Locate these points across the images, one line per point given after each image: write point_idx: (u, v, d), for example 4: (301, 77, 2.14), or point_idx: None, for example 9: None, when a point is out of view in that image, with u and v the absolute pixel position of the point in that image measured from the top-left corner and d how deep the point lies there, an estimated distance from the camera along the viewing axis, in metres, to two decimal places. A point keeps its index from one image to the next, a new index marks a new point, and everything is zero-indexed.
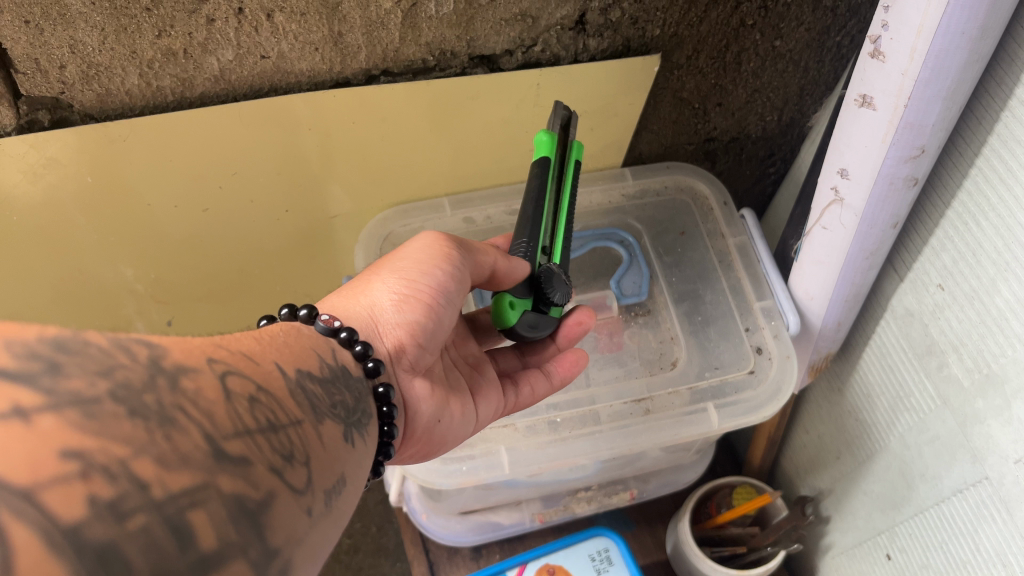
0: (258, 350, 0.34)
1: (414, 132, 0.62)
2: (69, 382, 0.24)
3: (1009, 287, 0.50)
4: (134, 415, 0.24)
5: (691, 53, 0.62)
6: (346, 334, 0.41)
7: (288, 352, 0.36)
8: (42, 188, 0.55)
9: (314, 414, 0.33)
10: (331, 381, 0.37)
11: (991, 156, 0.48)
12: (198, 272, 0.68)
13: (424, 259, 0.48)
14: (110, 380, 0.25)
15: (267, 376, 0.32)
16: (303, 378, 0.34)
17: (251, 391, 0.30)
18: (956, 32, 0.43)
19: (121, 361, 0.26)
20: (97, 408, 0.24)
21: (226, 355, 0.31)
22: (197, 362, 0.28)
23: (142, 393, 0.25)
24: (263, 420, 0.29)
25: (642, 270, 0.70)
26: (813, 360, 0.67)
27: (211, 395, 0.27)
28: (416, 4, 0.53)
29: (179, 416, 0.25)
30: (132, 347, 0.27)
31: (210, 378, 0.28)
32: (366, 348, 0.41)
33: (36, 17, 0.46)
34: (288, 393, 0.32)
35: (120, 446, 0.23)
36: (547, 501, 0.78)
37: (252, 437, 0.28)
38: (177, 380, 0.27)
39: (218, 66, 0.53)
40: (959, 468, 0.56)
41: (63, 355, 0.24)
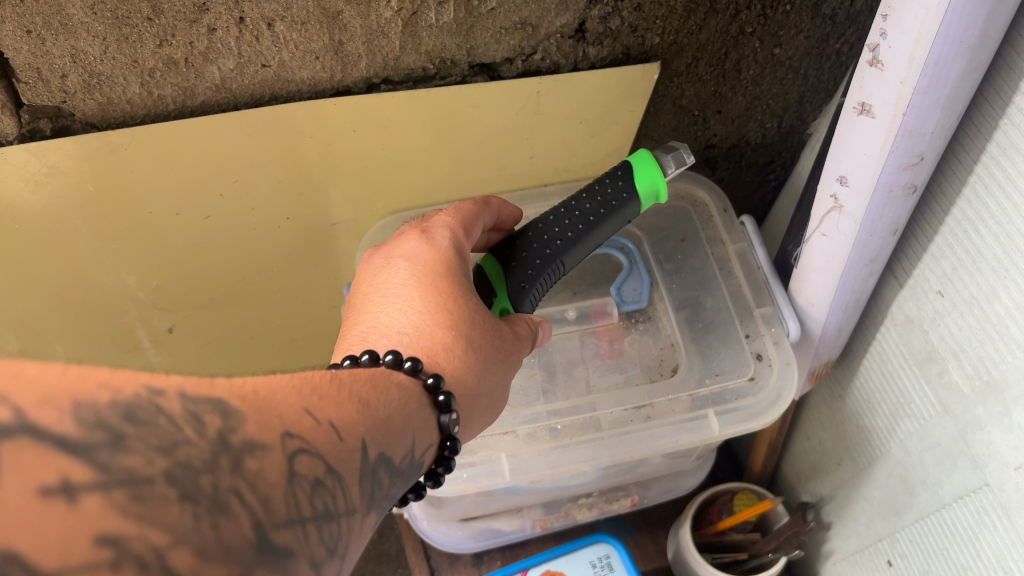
0: (353, 419, 0.34)
1: (415, 140, 0.62)
2: (127, 459, 0.25)
3: (1008, 294, 0.50)
4: (184, 498, 0.25)
5: (691, 60, 0.63)
6: (432, 380, 0.41)
7: (384, 428, 0.35)
8: (45, 197, 0.55)
9: (366, 502, 0.33)
10: (401, 472, 0.37)
11: (990, 163, 0.48)
12: (199, 279, 0.68)
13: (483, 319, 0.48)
14: (169, 458, 0.26)
15: (326, 429, 0.32)
16: (381, 463, 0.34)
17: (319, 474, 0.30)
18: (954, 40, 0.43)
19: (185, 437, 0.27)
20: (147, 490, 0.25)
21: (306, 428, 0.31)
22: (269, 439, 0.29)
23: (199, 474, 0.26)
24: (319, 507, 0.30)
25: (642, 277, 0.69)
26: (813, 366, 0.67)
27: (272, 478, 0.28)
28: (417, 12, 0.53)
29: (231, 503, 0.26)
30: (205, 417, 0.28)
31: (276, 460, 0.29)
32: (448, 399, 0.41)
33: (38, 27, 0.47)
34: (356, 477, 0.33)
35: (160, 534, 0.24)
36: (547, 508, 0.77)
37: (303, 526, 0.29)
38: (240, 461, 0.28)
39: (219, 76, 0.54)
40: (960, 475, 0.56)
41: (130, 428, 0.26)
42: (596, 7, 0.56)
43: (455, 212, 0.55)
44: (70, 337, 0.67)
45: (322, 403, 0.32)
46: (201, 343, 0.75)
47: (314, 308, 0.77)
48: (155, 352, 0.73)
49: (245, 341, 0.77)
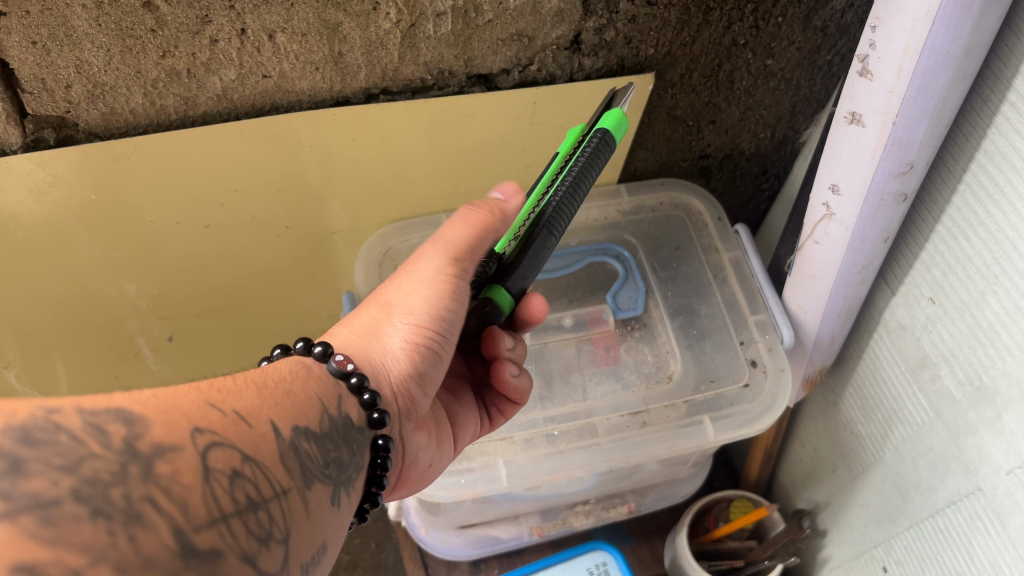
0: (256, 405, 0.34)
1: (410, 150, 0.63)
2: (30, 484, 0.25)
3: (998, 299, 0.50)
4: (96, 515, 0.25)
5: (684, 71, 0.64)
6: (356, 380, 0.41)
7: (290, 403, 0.36)
8: (47, 206, 0.56)
9: (303, 479, 0.34)
10: (328, 436, 0.37)
11: (978, 171, 0.49)
12: (199, 288, 0.69)
13: (430, 289, 0.46)
14: (74, 476, 0.26)
15: (260, 442, 0.33)
16: (298, 437, 0.35)
17: (235, 464, 0.31)
18: (941, 51, 0.44)
19: (90, 451, 0.27)
20: (56, 511, 0.24)
21: (214, 420, 0.31)
22: (179, 440, 0.29)
23: (109, 488, 0.26)
24: (243, 499, 0.30)
25: (637, 285, 0.70)
26: (807, 373, 0.68)
27: (186, 480, 0.28)
28: (415, 24, 0.54)
29: (148, 510, 0.26)
30: (107, 428, 0.28)
31: (189, 457, 0.29)
32: (382, 416, 0.41)
33: (43, 38, 0.47)
34: (277, 461, 0.33)
35: (76, 555, 0.24)
36: (545, 515, 0.78)
37: (228, 524, 0.29)
38: (151, 467, 0.27)
39: (220, 86, 0.54)
40: (952, 481, 0.56)
41: (28, 450, 0.26)
42: (592, 19, 0.57)
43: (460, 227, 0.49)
44: (68, 347, 0.68)
45: (223, 395, 0.33)
46: (203, 351, 0.75)
47: (313, 317, 0.78)
48: (155, 360, 0.73)
49: (245, 349, 0.77)
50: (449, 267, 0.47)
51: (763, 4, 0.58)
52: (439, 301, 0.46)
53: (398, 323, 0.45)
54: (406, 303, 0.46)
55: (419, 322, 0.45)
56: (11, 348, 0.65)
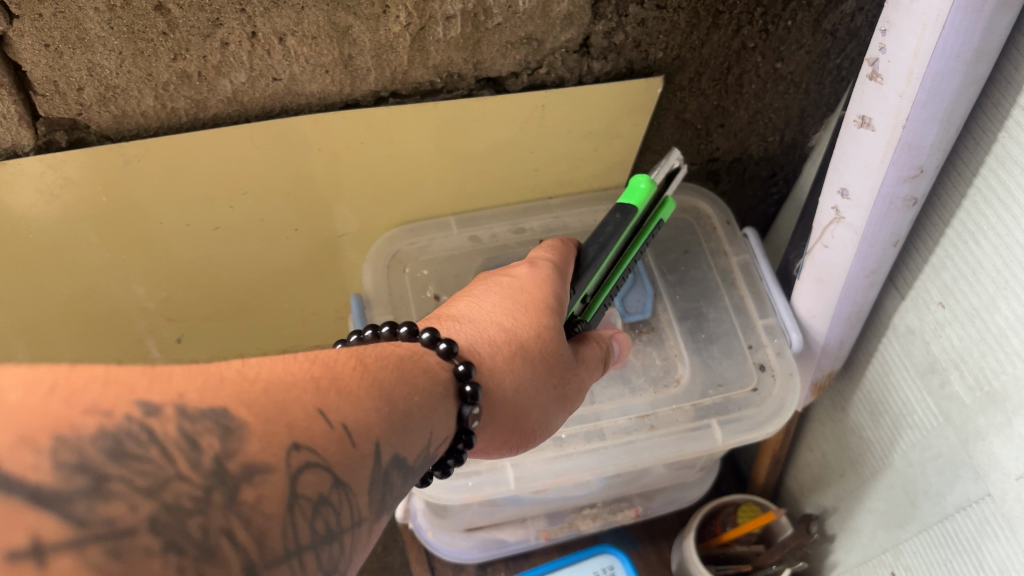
0: (366, 412, 0.32)
1: (420, 154, 0.63)
2: (107, 508, 0.24)
3: (1009, 305, 0.50)
4: (168, 550, 0.24)
5: (694, 75, 0.64)
6: (463, 368, 0.40)
7: (402, 424, 0.34)
8: (59, 208, 0.56)
9: (379, 507, 0.33)
10: (414, 467, 0.36)
11: (989, 175, 0.49)
12: (209, 290, 0.69)
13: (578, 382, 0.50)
14: (155, 502, 0.25)
15: (355, 464, 0.31)
16: (394, 464, 0.33)
17: (324, 492, 0.29)
18: (952, 55, 0.44)
19: (178, 472, 0.26)
20: (128, 542, 0.24)
21: (318, 435, 0.30)
22: (273, 460, 0.28)
23: (189, 517, 0.25)
24: (320, 531, 0.29)
25: (646, 289, 0.70)
26: (816, 377, 0.68)
27: (270, 509, 0.27)
28: (424, 27, 0.54)
29: (220, 548, 0.25)
30: (202, 441, 0.27)
31: (280, 481, 0.28)
32: (474, 388, 0.40)
33: (56, 41, 0.48)
34: (365, 487, 0.32)
35: None
36: (552, 518, 0.78)
37: (299, 556, 0.28)
38: (235, 495, 0.26)
39: (231, 88, 0.55)
40: (961, 486, 0.56)
41: (114, 466, 0.25)
42: (601, 23, 0.58)
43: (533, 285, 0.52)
44: (78, 349, 0.68)
45: (339, 402, 0.32)
46: (211, 352, 0.76)
47: (320, 320, 0.78)
48: (164, 361, 0.74)
49: (253, 351, 0.78)
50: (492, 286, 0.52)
51: (773, 8, 0.58)
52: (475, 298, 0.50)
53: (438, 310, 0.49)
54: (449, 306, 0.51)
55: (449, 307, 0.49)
56: (21, 348, 0.65)
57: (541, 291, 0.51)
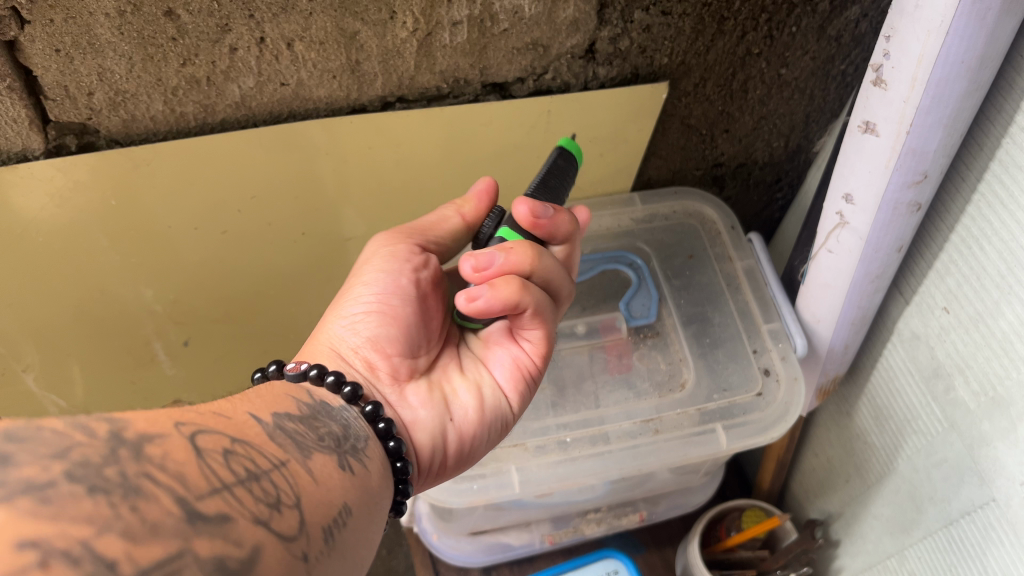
0: (230, 404, 0.34)
1: (425, 158, 0.63)
2: (19, 471, 0.23)
3: (1012, 309, 0.50)
4: (94, 491, 0.24)
5: (698, 80, 0.64)
6: (348, 390, 0.42)
7: (258, 399, 0.36)
8: (68, 211, 0.56)
9: (300, 450, 0.34)
10: (312, 416, 0.38)
11: (993, 181, 0.49)
12: (214, 292, 0.69)
13: (352, 281, 0.51)
14: (65, 460, 0.24)
15: (243, 427, 0.33)
16: (281, 419, 0.36)
17: (226, 445, 0.30)
18: (955, 61, 0.45)
19: (77, 440, 0.25)
20: (52, 491, 0.23)
21: (193, 414, 0.31)
22: (162, 429, 0.28)
23: (102, 467, 0.25)
24: (242, 471, 0.29)
25: (651, 293, 0.70)
26: (820, 383, 0.68)
27: (179, 457, 0.27)
28: (431, 33, 0.55)
29: (145, 485, 0.25)
30: (90, 424, 0.26)
31: (178, 441, 0.28)
32: (353, 390, 0.42)
33: (67, 46, 0.48)
34: (266, 438, 0.33)
35: (80, 528, 0.23)
36: (557, 522, 0.78)
37: (230, 490, 0.28)
38: (140, 449, 0.27)
39: (240, 93, 0.55)
40: (967, 491, 0.56)
41: (12, 445, 0.24)
42: (606, 28, 0.58)
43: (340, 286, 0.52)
44: (87, 351, 0.68)
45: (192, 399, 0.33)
46: (218, 356, 0.76)
47: None
48: (170, 364, 0.74)
49: (259, 354, 0.78)
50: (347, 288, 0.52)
51: (778, 14, 0.59)
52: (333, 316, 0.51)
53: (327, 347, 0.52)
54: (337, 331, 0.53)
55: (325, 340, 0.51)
56: (30, 351, 0.65)
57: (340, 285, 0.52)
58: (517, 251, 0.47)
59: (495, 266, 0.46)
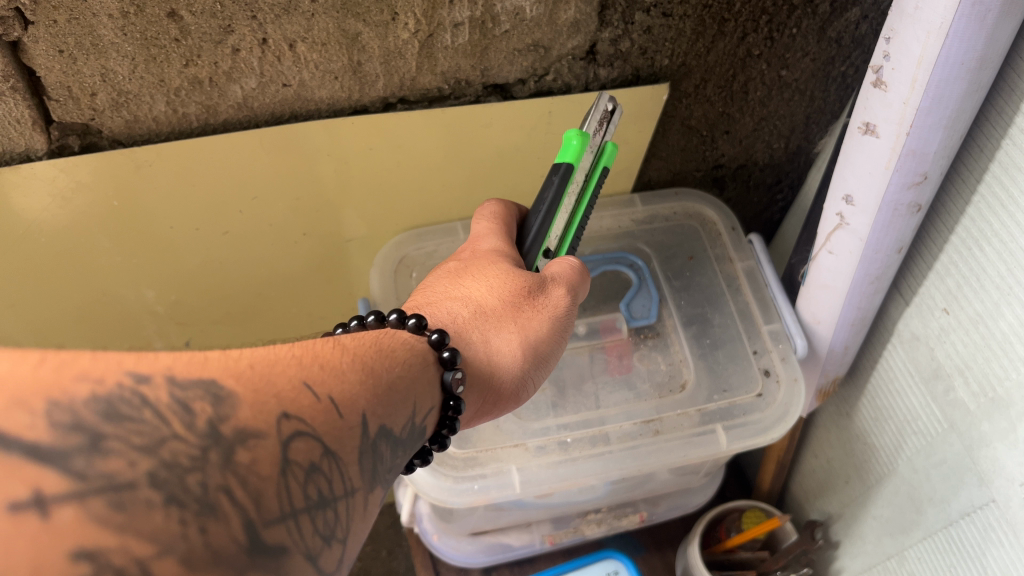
0: (353, 391, 0.32)
1: (427, 159, 0.63)
2: (106, 463, 0.23)
3: (1012, 310, 0.51)
4: (169, 503, 0.24)
5: (699, 82, 0.64)
6: (447, 354, 0.41)
7: (387, 399, 0.34)
8: (71, 212, 0.56)
9: (371, 481, 0.32)
10: (402, 441, 0.36)
11: (992, 183, 0.49)
12: (215, 293, 0.69)
13: (547, 329, 0.50)
14: (153, 458, 0.24)
15: (345, 436, 0.31)
16: (381, 437, 0.33)
17: (314, 459, 0.29)
18: (955, 62, 0.45)
19: (173, 432, 0.25)
20: (130, 495, 0.23)
21: (304, 404, 0.30)
22: (265, 426, 0.27)
23: (187, 474, 0.25)
24: (314, 497, 0.28)
25: (651, 294, 0.70)
26: (820, 384, 0.68)
27: (264, 471, 0.27)
28: (433, 35, 0.55)
29: (221, 502, 0.25)
30: (194, 406, 0.26)
31: (271, 447, 0.27)
32: (452, 356, 0.41)
33: (70, 47, 0.48)
34: (356, 456, 0.31)
35: (142, 545, 0.23)
36: (557, 523, 0.78)
37: (297, 520, 0.27)
38: (231, 453, 0.26)
39: (242, 94, 0.55)
40: (966, 492, 0.56)
41: (109, 426, 0.24)
42: (607, 30, 0.58)
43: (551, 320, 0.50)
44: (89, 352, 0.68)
45: (322, 375, 0.32)
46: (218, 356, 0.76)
47: (327, 324, 0.78)
48: None
49: None
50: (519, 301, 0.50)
51: (778, 15, 0.59)
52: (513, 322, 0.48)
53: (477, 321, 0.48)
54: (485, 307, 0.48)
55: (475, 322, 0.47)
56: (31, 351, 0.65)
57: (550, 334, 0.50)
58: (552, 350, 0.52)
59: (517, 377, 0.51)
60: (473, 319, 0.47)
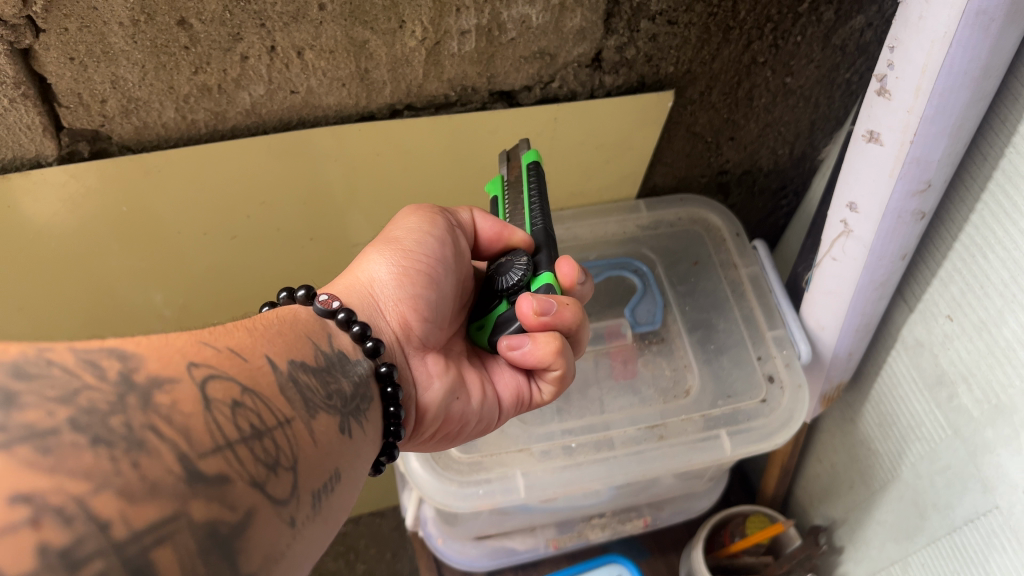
0: (249, 342, 0.34)
1: (432, 164, 0.64)
2: (23, 415, 0.24)
3: (1015, 317, 0.51)
4: (97, 443, 0.24)
5: (704, 89, 0.64)
6: (357, 328, 0.42)
7: (282, 340, 0.36)
8: (79, 217, 0.57)
9: (307, 410, 0.34)
10: (325, 369, 0.38)
11: (996, 190, 0.50)
12: (223, 298, 0.70)
13: (415, 228, 0.50)
14: (71, 407, 0.25)
15: (258, 375, 0.32)
16: (296, 369, 0.35)
17: (235, 396, 0.30)
18: (959, 71, 0.45)
19: (85, 382, 0.26)
20: (54, 441, 0.23)
21: (209, 355, 0.31)
22: (176, 372, 0.28)
23: (108, 416, 0.25)
24: (247, 428, 0.29)
25: (656, 300, 0.71)
26: (825, 389, 0.69)
27: (187, 409, 0.27)
28: (440, 42, 0.55)
29: (149, 438, 0.25)
30: (101, 362, 0.27)
31: (188, 389, 0.28)
32: (361, 328, 0.42)
33: (80, 54, 0.49)
34: (276, 389, 0.33)
35: (78, 483, 0.23)
36: (561, 527, 0.78)
37: (233, 450, 0.28)
38: (150, 397, 0.27)
39: (249, 101, 0.56)
40: (969, 498, 0.56)
41: (21, 384, 0.24)
42: (613, 37, 0.59)
43: (429, 219, 0.51)
44: None
45: (213, 334, 0.33)
46: None
47: None
48: None
49: None
50: (421, 211, 0.51)
51: (782, 23, 0.59)
52: (416, 231, 0.50)
53: (383, 250, 0.48)
54: (387, 238, 0.50)
55: (401, 248, 0.49)
56: None
57: (438, 237, 0.50)
58: (571, 307, 0.49)
59: (552, 313, 0.48)
60: (362, 256, 0.49)
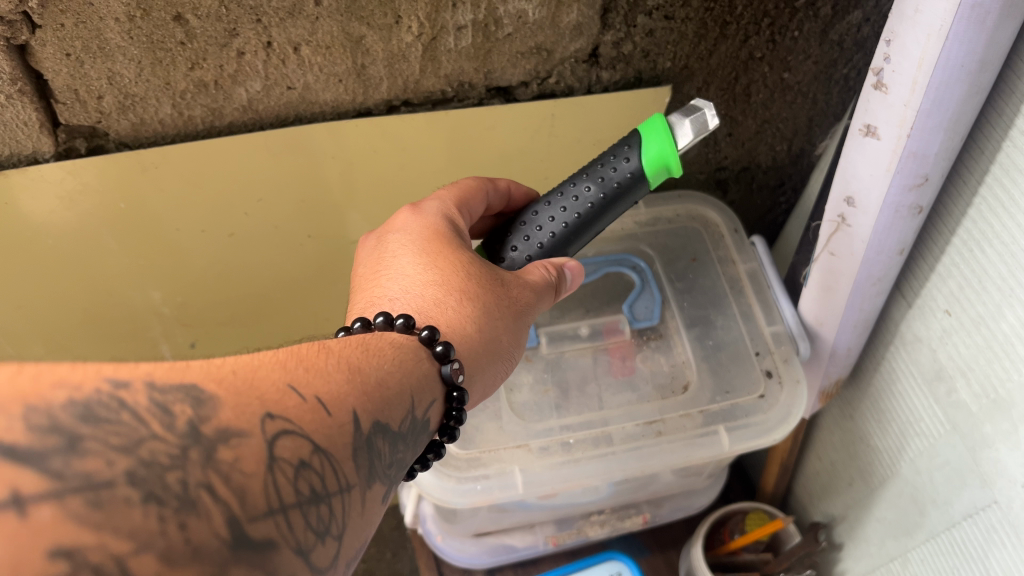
0: (342, 391, 0.33)
1: (431, 161, 0.64)
2: (83, 463, 0.24)
3: (1013, 311, 0.51)
4: (148, 500, 0.24)
5: (702, 84, 0.64)
6: (442, 348, 0.41)
7: (379, 396, 0.35)
8: (77, 215, 0.57)
9: (367, 479, 0.33)
10: (403, 436, 0.37)
11: (993, 184, 0.50)
12: (221, 297, 0.70)
13: (523, 292, 0.49)
14: (130, 458, 0.25)
15: (336, 436, 0.31)
16: (375, 433, 0.34)
17: (303, 456, 0.29)
18: (955, 65, 0.45)
19: (152, 432, 0.26)
20: (107, 494, 0.23)
21: (290, 407, 0.30)
22: (247, 426, 0.28)
23: (166, 472, 0.25)
24: (306, 491, 0.29)
25: (654, 295, 0.70)
26: (824, 385, 0.69)
27: (248, 467, 0.27)
28: (436, 38, 0.55)
29: (202, 497, 0.25)
30: (174, 408, 0.27)
31: (256, 444, 0.28)
32: (445, 349, 0.41)
33: (77, 50, 0.49)
34: (349, 454, 0.32)
35: (120, 542, 0.23)
36: (560, 524, 0.78)
37: (286, 516, 0.28)
38: (213, 451, 0.26)
39: (246, 97, 0.56)
40: (968, 493, 0.56)
41: (86, 428, 0.24)
42: (610, 33, 0.59)
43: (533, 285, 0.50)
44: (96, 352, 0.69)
45: (309, 377, 0.32)
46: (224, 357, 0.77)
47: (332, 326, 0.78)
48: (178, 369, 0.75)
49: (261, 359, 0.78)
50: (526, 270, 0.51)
51: (780, 18, 0.59)
52: (521, 292, 0.49)
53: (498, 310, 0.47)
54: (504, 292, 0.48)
55: (508, 312, 0.48)
56: (40, 351, 0.66)
57: (532, 304, 0.50)
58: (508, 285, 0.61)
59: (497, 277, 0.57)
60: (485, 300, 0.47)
